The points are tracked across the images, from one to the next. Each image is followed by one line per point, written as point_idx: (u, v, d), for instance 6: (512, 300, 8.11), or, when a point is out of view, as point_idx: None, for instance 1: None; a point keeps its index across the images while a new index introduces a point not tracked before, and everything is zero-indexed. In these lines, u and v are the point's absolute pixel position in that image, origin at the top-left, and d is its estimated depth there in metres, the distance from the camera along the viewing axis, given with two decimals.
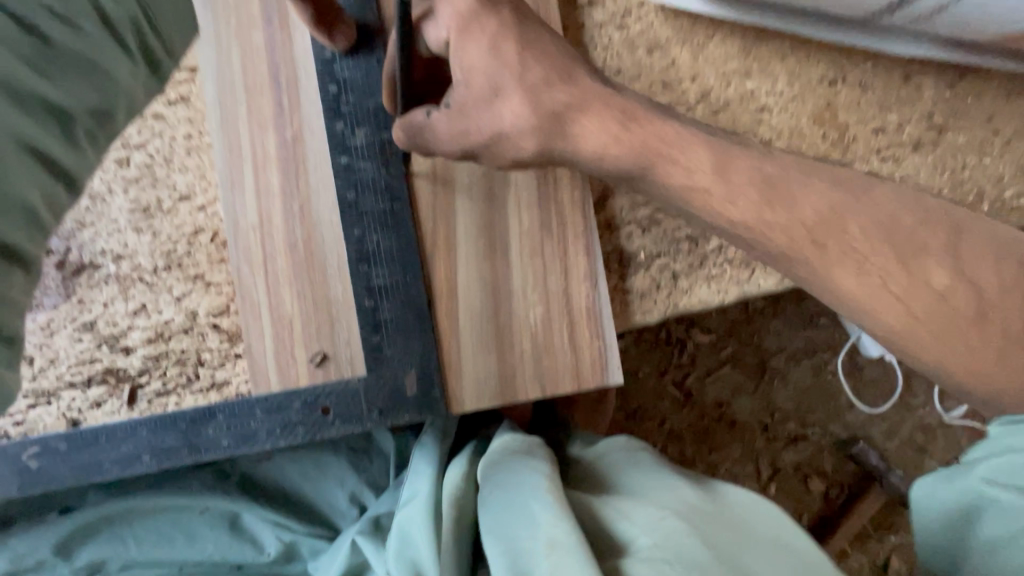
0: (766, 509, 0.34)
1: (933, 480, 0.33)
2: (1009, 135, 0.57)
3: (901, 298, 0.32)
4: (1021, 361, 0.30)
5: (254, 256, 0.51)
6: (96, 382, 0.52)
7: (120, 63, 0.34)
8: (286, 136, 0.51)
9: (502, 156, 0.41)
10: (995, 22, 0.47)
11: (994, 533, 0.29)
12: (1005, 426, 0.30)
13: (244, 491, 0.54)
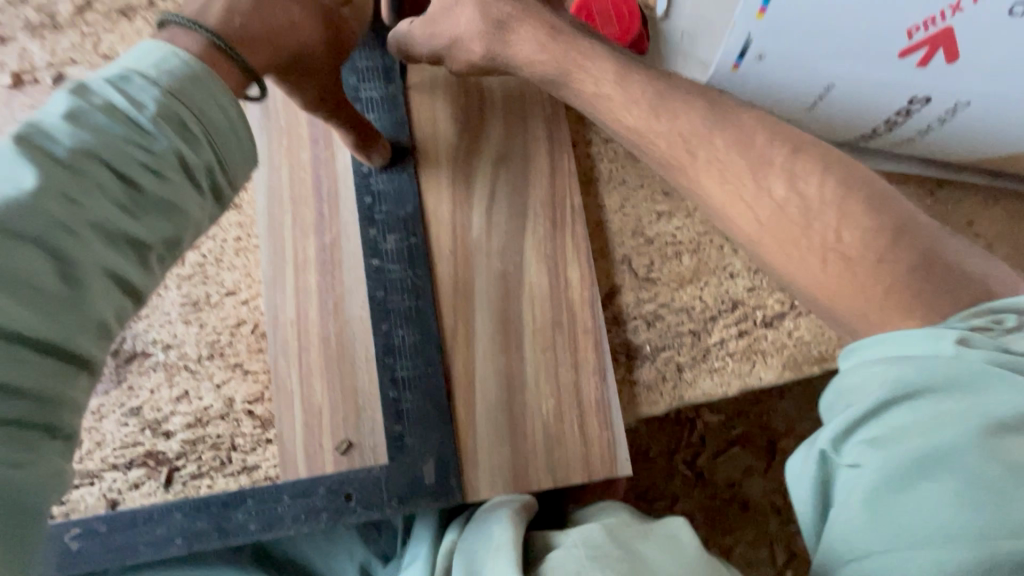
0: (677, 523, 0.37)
1: (800, 453, 0.33)
2: (991, 238, 0.61)
3: (750, 205, 0.38)
4: (841, 268, 0.35)
5: (290, 349, 0.56)
6: (137, 464, 0.56)
7: (195, 202, 0.36)
8: (325, 241, 0.58)
9: (459, 60, 0.52)
10: (976, 145, 0.49)
11: (846, 491, 0.29)
12: (848, 378, 0.32)
13: (257, 561, 0.53)
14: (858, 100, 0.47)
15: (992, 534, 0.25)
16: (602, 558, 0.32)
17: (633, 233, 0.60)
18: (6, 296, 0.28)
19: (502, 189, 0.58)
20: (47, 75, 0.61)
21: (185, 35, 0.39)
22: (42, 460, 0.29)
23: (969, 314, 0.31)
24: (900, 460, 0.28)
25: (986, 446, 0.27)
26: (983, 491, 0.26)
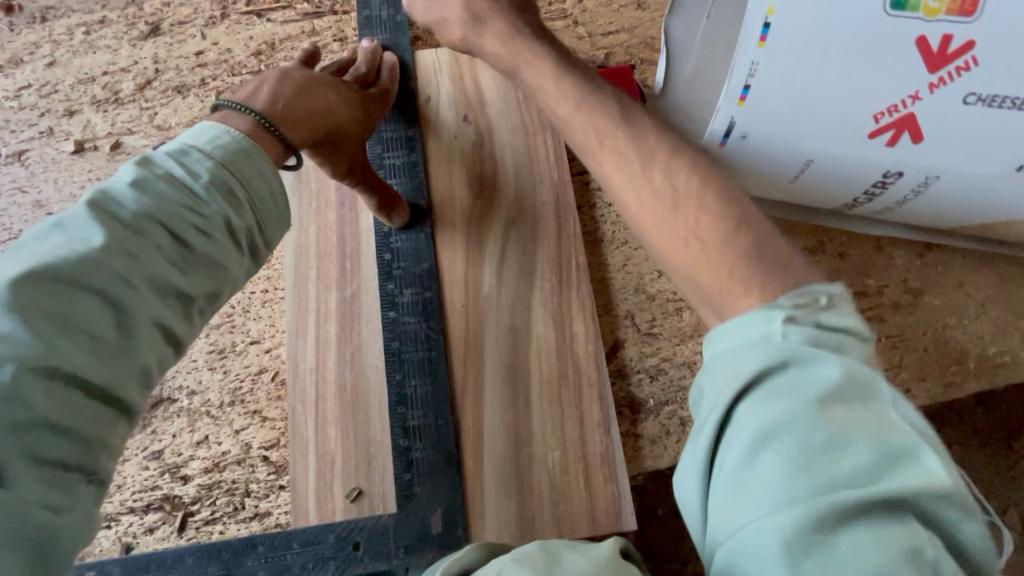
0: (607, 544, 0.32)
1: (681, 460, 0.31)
2: (983, 299, 0.63)
3: (622, 171, 0.37)
4: (692, 245, 0.33)
5: (308, 398, 0.58)
6: (153, 508, 0.57)
7: (235, 258, 0.40)
8: (346, 294, 0.61)
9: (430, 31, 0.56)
10: (945, 216, 0.54)
11: (715, 488, 0.28)
12: (707, 373, 0.31)
13: None
14: (837, 174, 0.51)
15: (827, 498, 0.25)
16: (521, 562, 0.29)
17: (635, 291, 0.64)
18: (69, 340, 0.32)
19: (512, 248, 0.62)
20: (105, 142, 0.69)
21: (236, 116, 0.45)
22: (76, 506, 0.31)
23: (794, 291, 0.31)
24: (749, 448, 0.27)
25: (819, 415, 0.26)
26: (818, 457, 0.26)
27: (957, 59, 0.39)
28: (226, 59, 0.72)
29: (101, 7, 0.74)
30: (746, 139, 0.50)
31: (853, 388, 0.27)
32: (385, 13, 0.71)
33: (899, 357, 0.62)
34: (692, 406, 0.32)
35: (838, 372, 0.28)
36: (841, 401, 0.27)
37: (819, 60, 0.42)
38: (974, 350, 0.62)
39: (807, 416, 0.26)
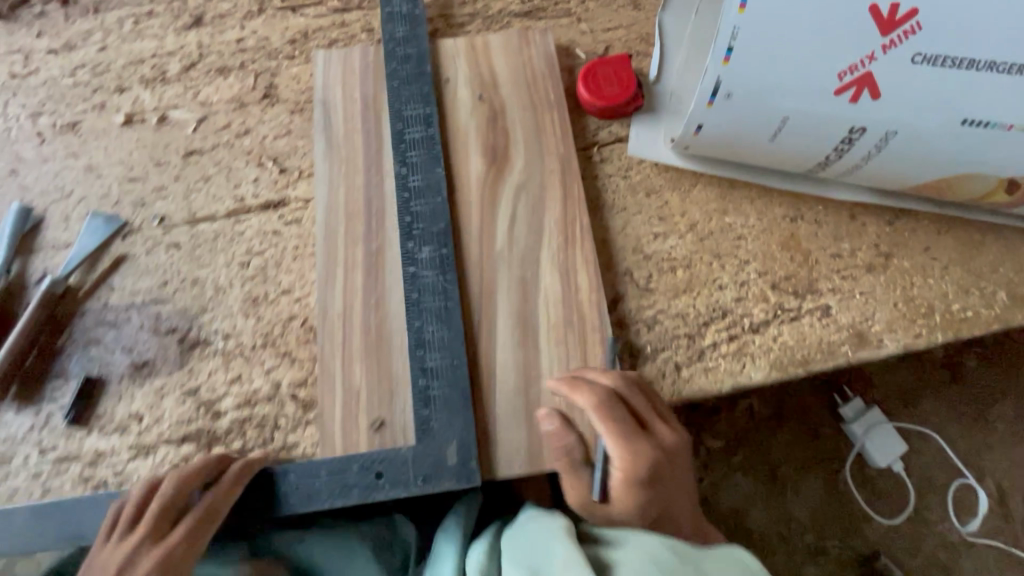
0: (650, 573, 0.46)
1: None
2: (946, 262, 0.71)
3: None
4: None
5: (335, 337, 0.64)
6: (188, 440, 0.61)
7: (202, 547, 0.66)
8: (372, 247, 0.67)
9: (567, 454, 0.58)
10: (901, 177, 0.61)
11: None
12: None
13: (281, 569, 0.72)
14: (809, 133, 0.58)
15: None
16: None
17: (634, 251, 0.71)
18: None
19: (523, 209, 0.69)
20: (152, 116, 0.75)
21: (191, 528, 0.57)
22: None
23: None
24: None
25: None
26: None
27: (904, 24, 0.49)
28: (263, 46, 0.80)
29: (150, 1, 0.82)
30: (732, 98, 0.57)
31: None
32: (408, 6, 0.79)
33: (872, 311, 0.69)
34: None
35: None
36: None
37: (794, 23, 0.51)
38: (939, 306, 0.69)
39: None
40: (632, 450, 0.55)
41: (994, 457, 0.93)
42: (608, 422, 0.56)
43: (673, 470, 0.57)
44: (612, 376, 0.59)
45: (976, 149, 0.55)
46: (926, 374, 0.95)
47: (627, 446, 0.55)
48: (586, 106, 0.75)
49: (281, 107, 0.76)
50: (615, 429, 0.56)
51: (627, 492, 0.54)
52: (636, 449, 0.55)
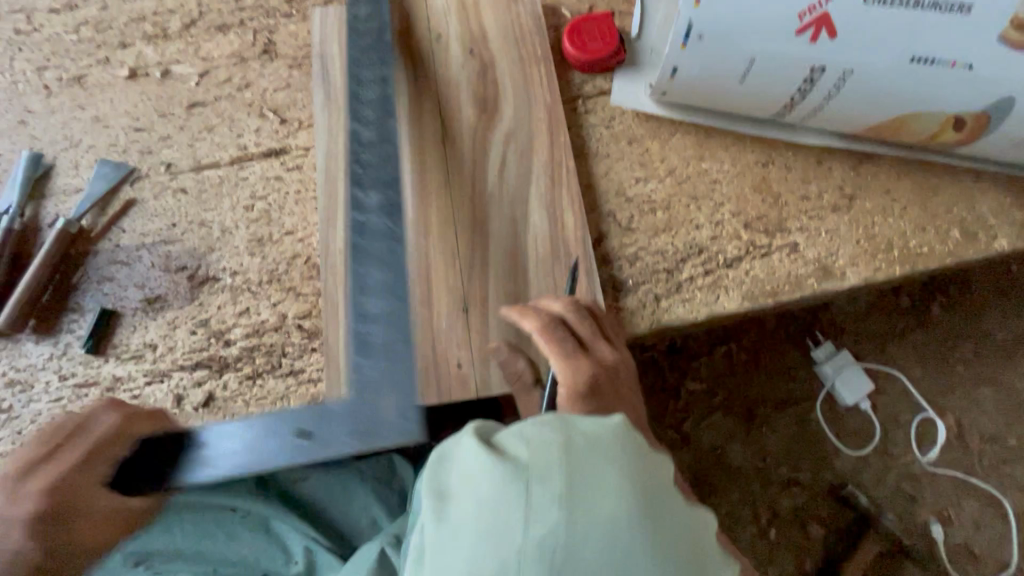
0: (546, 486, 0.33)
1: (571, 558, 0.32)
2: (905, 202, 0.76)
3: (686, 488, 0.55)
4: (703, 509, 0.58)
5: (337, 272, 0.68)
6: (201, 366, 0.66)
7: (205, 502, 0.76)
8: (371, 189, 0.71)
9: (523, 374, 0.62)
10: (857, 119, 0.67)
11: None
12: None
13: (281, 501, 0.79)
14: (773, 75, 0.63)
15: None
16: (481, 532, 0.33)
17: (616, 194, 0.75)
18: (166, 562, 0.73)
19: (512, 155, 0.73)
20: (156, 70, 0.79)
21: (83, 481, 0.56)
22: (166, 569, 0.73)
23: None
24: None
25: (557, 458, 0.34)
26: (525, 426, 0.36)
27: None
28: (262, 5, 0.83)
29: None
30: (704, 41, 0.61)
31: None
32: None
33: (836, 247, 0.74)
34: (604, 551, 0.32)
35: None
36: None
37: None
38: (898, 243, 0.75)
39: None
40: (570, 363, 0.56)
41: (955, 396, 0.99)
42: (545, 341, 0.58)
43: (617, 388, 0.59)
44: (558, 304, 0.63)
45: (923, 87, 0.61)
46: (892, 321, 1.01)
47: (565, 360, 0.57)
48: (571, 60, 0.80)
49: (280, 62, 0.79)
50: (557, 348, 0.58)
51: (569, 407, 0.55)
52: (577, 362, 0.57)
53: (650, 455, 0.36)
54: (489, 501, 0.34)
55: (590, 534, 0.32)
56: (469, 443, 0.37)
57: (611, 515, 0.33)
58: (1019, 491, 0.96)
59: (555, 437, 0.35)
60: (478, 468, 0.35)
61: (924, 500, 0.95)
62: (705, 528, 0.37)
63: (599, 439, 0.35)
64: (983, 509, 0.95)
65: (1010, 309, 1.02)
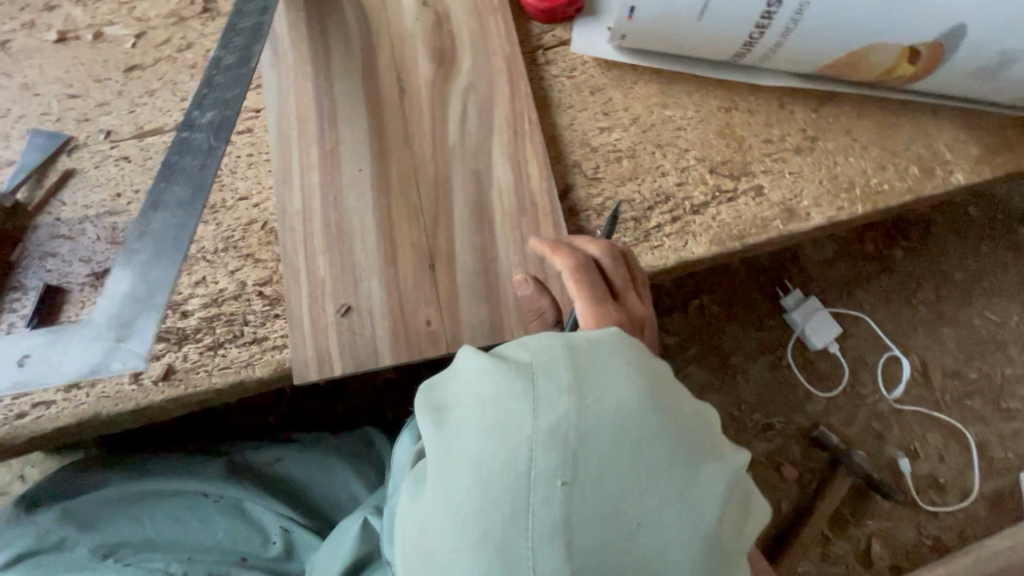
0: (553, 376, 0.41)
1: (580, 426, 0.39)
2: (866, 142, 0.77)
3: None
4: None
5: (297, 234, 0.66)
6: (158, 339, 0.63)
7: (156, 483, 0.73)
8: (326, 148, 0.69)
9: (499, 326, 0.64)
10: (813, 57, 0.67)
11: (588, 494, 0.38)
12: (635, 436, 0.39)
13: (256, 484, 0.76)
14: (733, 13, 0.63)
15: (641, 514, 0.37)
16: (502, 421, 0.40)
17: (581, 144, 0.74)
18: (129, 554, 0.68)
19: (472, 107, 0.71)
20: (87, 32, 0.73)
21: None
22: (129, 560, 0.68)
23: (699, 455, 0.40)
24: (614, 477, 0.38)
25: (558, 357, 0.42)
26: (526, 340, 0.44)
27: None
28: None
29: None
30: None
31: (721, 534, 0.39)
32: None
33: (800, 188, 0.75)
34: (607, 418, 0.39)
35: (713, 478, 0.40)
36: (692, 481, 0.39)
37: None
38: (860, 181, 0.76)
39: (656, 467, 0.39)
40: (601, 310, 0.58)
41: (919, 335, 1.02)
42: (581, 284, 0.59)
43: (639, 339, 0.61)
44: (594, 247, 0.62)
45: (876, 18, 0.62)
46: (858, 266, 1.04)
47: (595, 304, 0.58)
48: (528, 8, 0.77)
49: (222, 20, 0.75)
50: (588, 292, 0.59)
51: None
52: (610, 307, 0.59)
53: (644, 355, 0.44)
54: (500, 396, 0.41)
55: (595, 410, 0.39)
56: (478, 360, 0.44)
57: (611, 395, 0.40)
58: (979, 422, 1.00)
59: (555, 344, 0.43)
60: (484, 374, 0.42)
61: (891, 437, 0.98)
62: (701, 414, 0.43)
63: (595, 344, 0.43)
64: (946, 441, 0.99)
65: (968, 249, 1.05)
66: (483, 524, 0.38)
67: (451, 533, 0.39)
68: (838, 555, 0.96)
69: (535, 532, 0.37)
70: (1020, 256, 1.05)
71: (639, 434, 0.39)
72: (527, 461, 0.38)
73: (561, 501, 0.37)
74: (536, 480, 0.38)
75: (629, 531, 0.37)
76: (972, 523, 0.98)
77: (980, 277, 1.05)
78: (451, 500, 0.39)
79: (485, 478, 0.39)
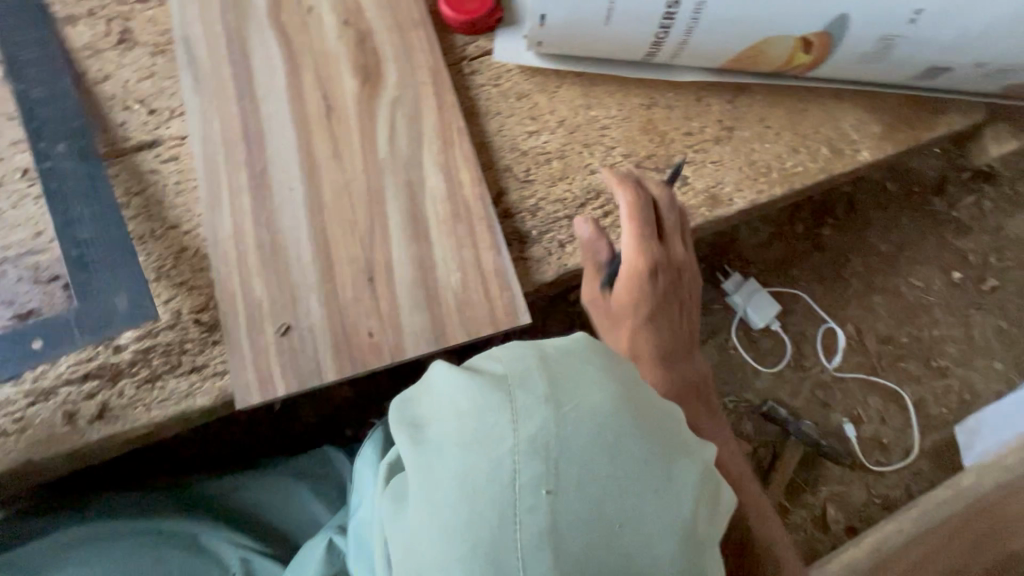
0: (529, 383, 0.39)
1: (558, 432, 0.37)
2: (779, 129, 0.82)
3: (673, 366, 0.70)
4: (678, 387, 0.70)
5: (230, 259, 0.65)
6: (90, 377, 0.63)
7: (100, 525, 0.70)
8: (255, 170, 0.69)
9: (444, 332, 0.65)
10: (717, 52, 0.72)
11: (572, 499, 0.36)
12: (613, 438, 0.38)
13: (214, 518, 0.74)
14: (637, 15, 0.68)
15: (625, 517, 0.36)
16: (480, 434, 0.38)
17: (511, 149, 0.77)
18: None
19: (401, 120, 0.73)
20: None
21: None
22: None
23: (675, 453, 0.40)
24: (595, 482, 0.37)
25: (532, 365, 0.40)
26: (497, 351, 0.43)
27: None
28: None
29: None
30: None
31: (701, 528, 0.39)
32: None
33: (722, 176, 0.79)
34: (584, 422, 0.38)
35: (688, 476, 0.40)
36: (670, 481, 0.39)
37: None
38: (776, 166, 0.80)
39: (636, 467, 0.38)
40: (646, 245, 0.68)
41: (853, 306, 1.08)
42: (641, 223, 0.68)
43: (679, 278, 0.72)
44: (655, 190, 0.71)
45: (767, 12, 0.67)
46: (792, 245, 1.09)
47: (643, 240, 0.68)
48: (449, 22, 0.79)
49: (140, 50, 0.75)
50: (642, 229, 0.69)
51: (627, 271, 0.68)
52: (655, 246, 0.69)
53: (613, 357, 0.43)
54: (476, 409, 0.39)
55: (573, 415, 0.38)
56: (453, 373, 0.43)
57: (589, 398, 0.39)
58: (915, 382, 1.06)
59: (528, 353, 0.41)
60: (461, 387, 0.41)
61: (836, 404, 1.04)
62: (670, 412, 0.43)
63: (566, 350, 0.42)
64: (886, 403, 1.05)
65: (890, 221, 1.12)
66: (469, 541, 0.36)
67: (438, 556, 0.37)
68: (796, 522, 1.00)
69: (522, 546, 0.36)
70: (936, 224, 1.13)
71: (617, 436, 0.38)
72: (509, 471, 0.37)
73: (547, 509, 0.36)
74: (518, 490, 0.36)
75: (611, 532, 0.36)
76: (917, 479, 1.03)
77: (903, 246, 1.12)
78: (435, 519, 0.37)
79: (467, 493, 0.37)
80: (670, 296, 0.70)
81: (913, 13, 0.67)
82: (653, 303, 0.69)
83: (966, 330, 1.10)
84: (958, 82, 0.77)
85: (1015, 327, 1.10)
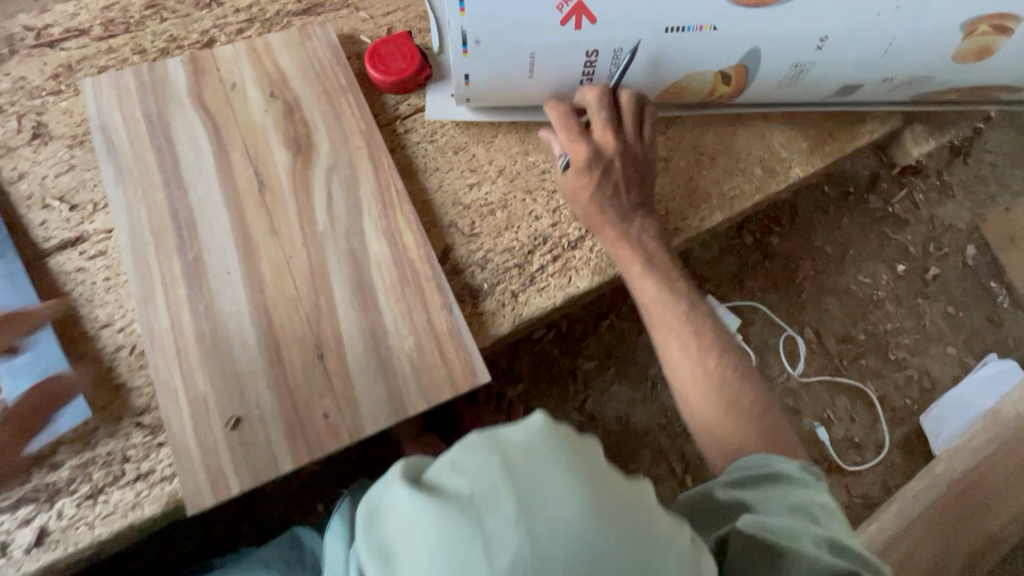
0: (498, 500, 0.33)
1: (535, 557, 0.31)
2: (713, 154, 0.84)
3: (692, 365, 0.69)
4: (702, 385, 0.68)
5: (169, 354, 0.62)
6: (25, 502, 0.58)
7: None
8: (189, 258, 0.66)
9: (401, 402, 0.63)
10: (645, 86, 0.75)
11: None
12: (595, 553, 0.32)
13: None
14: (558, 64, 0.70)
15: None
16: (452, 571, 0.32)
17: (453, 204, 0.76)
18: None
19: (337, 188, 0.71)
20: None
21: None
22: None
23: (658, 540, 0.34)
24: None
25: (496, 476, 0.33)
26: (457, 460, 0.35)
27: None
28: (22, 86, 0.76)
29: None
30: (480, 46, 0.68)
31: None
32: None
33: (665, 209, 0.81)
34: (562, 540, 0.32)
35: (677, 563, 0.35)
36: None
37: None
38: (714, 191, 0.82)
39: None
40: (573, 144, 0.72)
41: (808, 310, 1.12)
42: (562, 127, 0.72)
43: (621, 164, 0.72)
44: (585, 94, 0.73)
45: (682, 48, 0.69)
46: (743, 258, 1.13)
47: (570, 141, 0.72)
48: (377, 83, 0.79)
49: (57, 143, 0.72)
50: (569, 132, 0.72)
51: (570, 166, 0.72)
52: (583, 143, 0.72)
53: (581, 441, 0.36)
54: (447, 541, 0.32)
55: (549, 533, 0.32)
56: (409, 490, 0.36)
57: (564, 509, 0.32)
58: (877, 377, 1.09)
59: (489, 457, 0.34)
60: (421, 512, 0.34)
61: (805, 409, 1.07)
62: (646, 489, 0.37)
63: (530, 446, 0.35)
64: (854, 401, 1.08)
65: (832, 223, 1.16)
66: None
67: None
68: None
69: None
70: (874, 220, 1.18)
71: (600, 549, 0.32)
72: None
73: None
74: None
75: None
76: (893, 473, 1.06)
77: (848, 246, 1.16)
78: None
79: None
80: (619, 180, 0.72)
81: (820, 40, 0.69)
82: (602, 191, 0.71)
83: (917, 320, 1.14)
84: (871, 96, 0.81)
85: (961, 311, 1.15)
